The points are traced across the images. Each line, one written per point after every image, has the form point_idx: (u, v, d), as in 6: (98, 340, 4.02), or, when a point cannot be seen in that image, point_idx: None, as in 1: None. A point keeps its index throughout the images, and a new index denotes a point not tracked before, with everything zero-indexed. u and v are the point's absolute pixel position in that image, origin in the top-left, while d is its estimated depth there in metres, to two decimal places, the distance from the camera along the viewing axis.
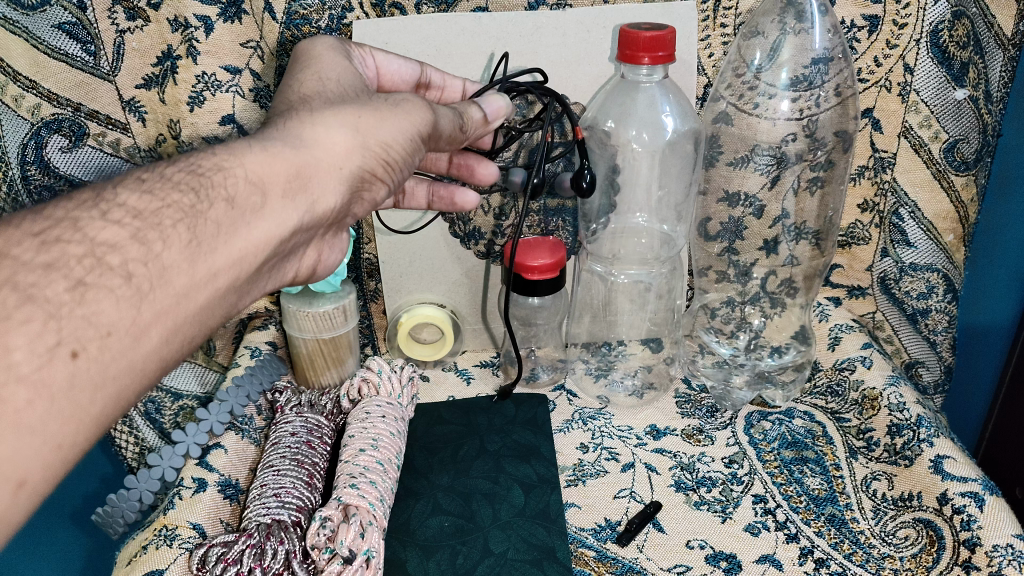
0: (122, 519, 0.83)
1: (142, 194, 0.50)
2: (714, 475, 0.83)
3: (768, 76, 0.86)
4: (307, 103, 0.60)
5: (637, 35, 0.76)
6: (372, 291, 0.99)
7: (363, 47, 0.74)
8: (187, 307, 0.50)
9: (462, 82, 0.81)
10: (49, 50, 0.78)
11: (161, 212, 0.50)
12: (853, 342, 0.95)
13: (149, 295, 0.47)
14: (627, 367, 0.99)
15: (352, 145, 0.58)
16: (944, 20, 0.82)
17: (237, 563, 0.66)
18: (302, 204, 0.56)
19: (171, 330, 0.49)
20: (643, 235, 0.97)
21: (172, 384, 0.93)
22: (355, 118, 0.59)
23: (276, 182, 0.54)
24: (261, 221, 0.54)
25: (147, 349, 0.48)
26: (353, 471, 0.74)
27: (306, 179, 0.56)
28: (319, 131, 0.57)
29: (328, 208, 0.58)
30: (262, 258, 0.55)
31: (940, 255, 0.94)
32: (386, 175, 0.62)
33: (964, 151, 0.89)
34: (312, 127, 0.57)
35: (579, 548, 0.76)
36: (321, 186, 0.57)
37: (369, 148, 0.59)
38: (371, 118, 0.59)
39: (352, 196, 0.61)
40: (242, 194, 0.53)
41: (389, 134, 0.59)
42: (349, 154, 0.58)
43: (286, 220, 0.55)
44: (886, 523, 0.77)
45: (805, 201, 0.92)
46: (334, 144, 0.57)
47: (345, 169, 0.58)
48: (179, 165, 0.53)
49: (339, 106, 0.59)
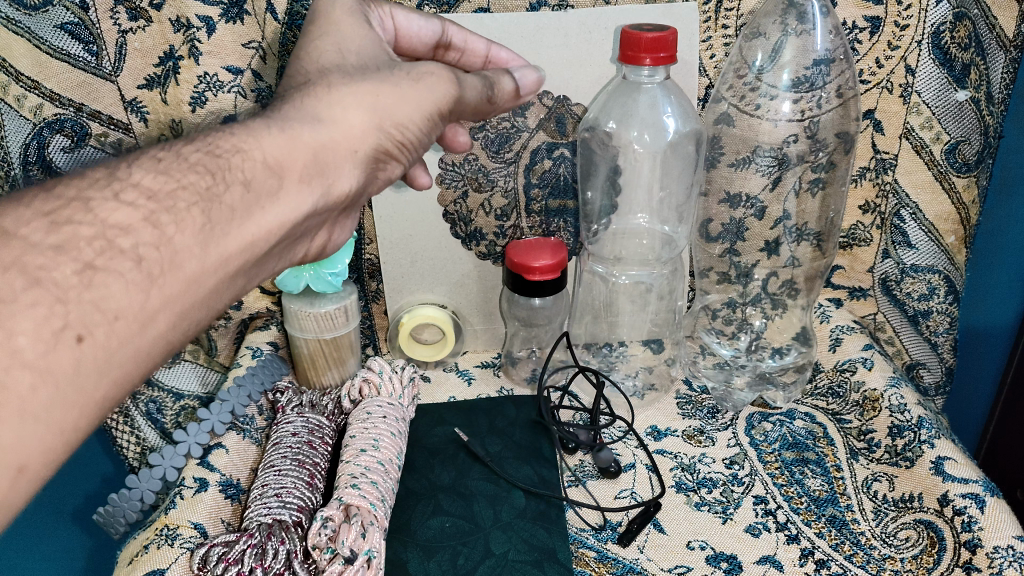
0: (124, 519, 0.81)
1: (156, 175, 0.50)
2: (715, 476, 0.83)
3: (769, 78, 0.87)
4: (328, 77, 0.59)
5: (639, 36, 0.76)
6: (373, 291, 0.99)
7: (382, 8, 0.68)
8: (195, 293, 0.50)
9: (486, 43, 0.74)
10: (51, 50, 0.78)
11: (176, 193, 0.50)
12: (855, 343, 0.94)
13: (159, 279, 0.47)
14: (628, 368, 0.99)
15: (369, 128, 0.58)
16: (945, 22, 0.82)
17: (238, 563, 0.67)
18: (317, 188, 0.56)
19: (178, 315, 0.49)
20: (644, 237, 0.98)
21: (173, 384, 0.92)
22: (374, 98, 0.58)
23: (293, 166, 0.55)
24: (275, 206, 0.54)
25: (153, 335, 0.48)
26: (354, 472, 0.74)
27: (321, 162, 0.56)
28: (336, 112, 0.57)
29: (342, 190, 0.58)
30: (273, 242, 0.55)
31: (941, 257, 0.94)
32: (399, 154, 0.62)
33: (966, 152, 0.88)
34: (329, 108, 0.57)
35: (579, 548, 0.76)
36: (334, 171, 0.57)
37: (384, 130, 0.58)
38: (389, 98, 0.58)
39: (364, 180, 0.61)
40: (259, 178, 0.53)
41: (405, 116, 0.59)
42: (365, 136, 0.58)
43: (299, 205, 0.55)
44: (887, 525, 0.77)
45: (806, 202, 0.92)
46: (352, 127, 0.57)
47: (359, 153, 0.58)
48: (196, 144, 0.53)
49: (358, 82, 0.58)
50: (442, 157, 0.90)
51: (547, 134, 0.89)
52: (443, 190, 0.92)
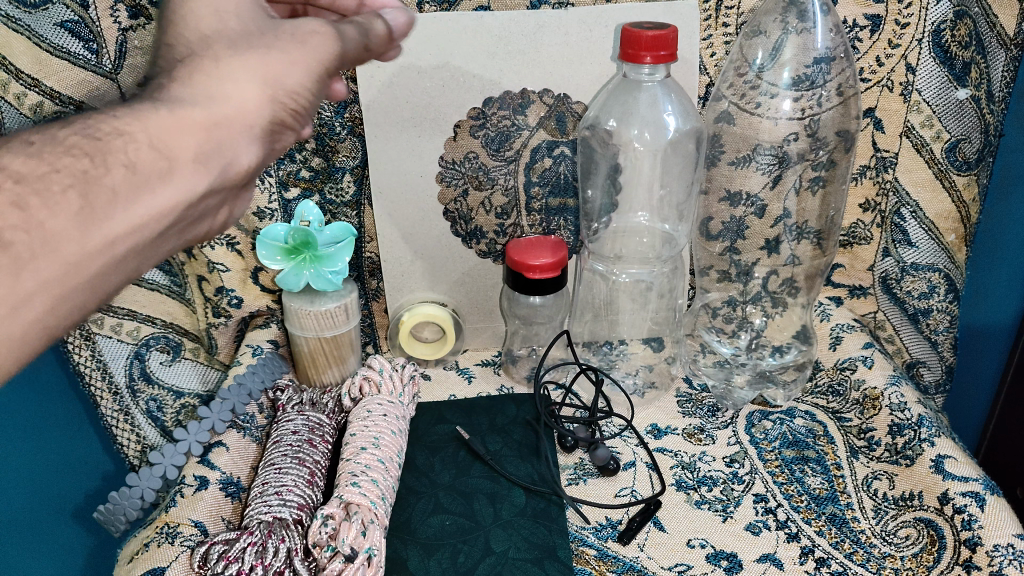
0: (124, 517, 0.81)
1: (26, 156, 0.43)
2: (715, 474, 0.83)
3: (769, 76, 0.86)
4: (213, 43, 0.50)
5: (639, 34, 0.76)
6: (373, 289, 0.99)
7: None
8: (76, 278, 0.44)
9: None
10: (52, 48, 0.78)
11: (50, 176, 0.43)
12: (854, 341, 0.94)
13: (30, 264, 0.42)
14: (628, 366, 0.99)
15: (268, 98, 0.50)
16: (946, 20, 0.82)
17: (238, 561, 0.67)
18: (213, 168, 0.49)
19: (58, 298, 0.44)
20: (645, 234, 0.97)
21: (173, 383, 0.92)
22: (265, 64, 0.50)
23: (183, 145, 0.47)
24: (167, 189, 0.47)
25: (28, 319, 0.43)
26: (354, 469, 0.74)
27: (215, 139, 0.48)
28: (225, 81, 0.49)
29: (242, 168, 0.51)
30: (166, 226, 0.48)
31: (941, 256, 0.94)
32: (297, 124, 0.54)
33: (966, 151, 0.88)
34: (218, 77, 0.49)
35: (579, 546, 0.76)
36: (232, 148, 0.50)
37: (280, 100, 0.51)
38: (281, 62, 0.50)
39: (267, 153, 0.54)
40: (145, 159, 0.46)
41: (307, 81, 0.51)
42: (264, 108, 0.50)
43: (193, 186, 0.48)
44: (887, 523, 0.77)
45: (807, 201, 0.92)
46: (246, 99, 0.49)
47: (258, 126, 0.50)
48: (72, 125, 0.46)
49: (246, 47, 0.50)
50: (441, 155, 0.90)
51: (548, 132, 0.89)
52: (443, 189, 0.92)
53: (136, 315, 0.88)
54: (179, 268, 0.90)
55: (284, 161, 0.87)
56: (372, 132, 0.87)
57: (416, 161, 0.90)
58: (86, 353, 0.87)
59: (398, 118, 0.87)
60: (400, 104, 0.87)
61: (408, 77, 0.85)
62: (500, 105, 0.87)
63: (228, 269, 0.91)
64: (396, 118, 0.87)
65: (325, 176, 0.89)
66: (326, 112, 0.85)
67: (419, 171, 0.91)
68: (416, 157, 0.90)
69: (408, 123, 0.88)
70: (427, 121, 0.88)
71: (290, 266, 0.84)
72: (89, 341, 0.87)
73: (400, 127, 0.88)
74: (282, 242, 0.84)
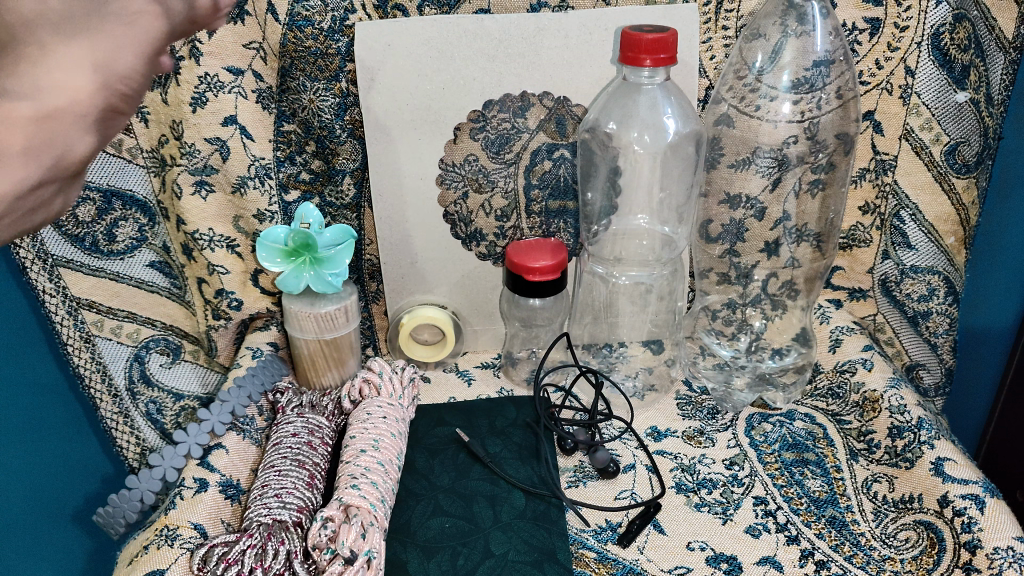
0: (123, 520, 0.81)
1: None
2: (715, 476, 0.83)
3: (769, 78, 0.87)
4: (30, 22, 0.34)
5: (639, 37, 0.76)
6: (373, 291, 0.99)
7: None
8: None
9: None
10: None
11: None
12: (854, 344, 0.94)
13: None
14: (628, 369, 0.99)
15: (106, 83, 0.36)
16: (945, 23, 0.82)
17: (238, 563, 0.67)
18: (35, 169, 0.36)
19: None
20: (644, 237, 0.97)
21: (172, 385, 0.92)
22: (95, 47, 0.35)
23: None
24: None
25: None
26: (354, 472, 0.74)
27: (45, 144, 0.35)
28: (47, 68, 0.34)
29: (68, 166, 0.37)
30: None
31: (941, 258, 0.94)
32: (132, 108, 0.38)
33: (966, 153, 0.88)
34: (34, 61, 0.34)
35: (579, 549, 0.76)
36: (62, 147, 0.36)
37: (122, 91, 0.37)
38: (116, 40, 0.35)
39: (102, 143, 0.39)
40: None
41: (145, 64, 0.37)
42: (100, 99, 0.36)
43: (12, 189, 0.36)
44: (887, 526, 0.77)
45: (806, 203, 0.92)
46: (77, 87, 0.35)
47: (95, 115, 0.36)
48: None
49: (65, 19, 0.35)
50: (441, 157, 0.90)
51: (548, 135, 0.90)
52: (444, 191, 0.92)
53: (136, 317, 0.89)
54: (179, 270, 0.91)
55: (284, 164, 0.87)
56: (373, 135, 0.87)
57: (416, 164, 0.90)
58: (86, 355, 0.87)
59: (398, 121, 0.87)
60: (400, 106, 0.87)
61: (408, 79, 0.85)
62: (500, 108, 0.88)
63: (228, 271, 0.90)
64: (396, 120, 0.87)
65: (325, 178, 0.90)
66: (326, 113, 0.85)
67: (419, 174, 0.91)
68: (416, 159, 0.90)
69: (408, 125, 0.88)
70: (427, 124, 0.88)
71: (290, 267, 0.84)
72: (89, 343, 0.87)
73: (400, 129, 0.88)
74: (281, 244, 0.84)
